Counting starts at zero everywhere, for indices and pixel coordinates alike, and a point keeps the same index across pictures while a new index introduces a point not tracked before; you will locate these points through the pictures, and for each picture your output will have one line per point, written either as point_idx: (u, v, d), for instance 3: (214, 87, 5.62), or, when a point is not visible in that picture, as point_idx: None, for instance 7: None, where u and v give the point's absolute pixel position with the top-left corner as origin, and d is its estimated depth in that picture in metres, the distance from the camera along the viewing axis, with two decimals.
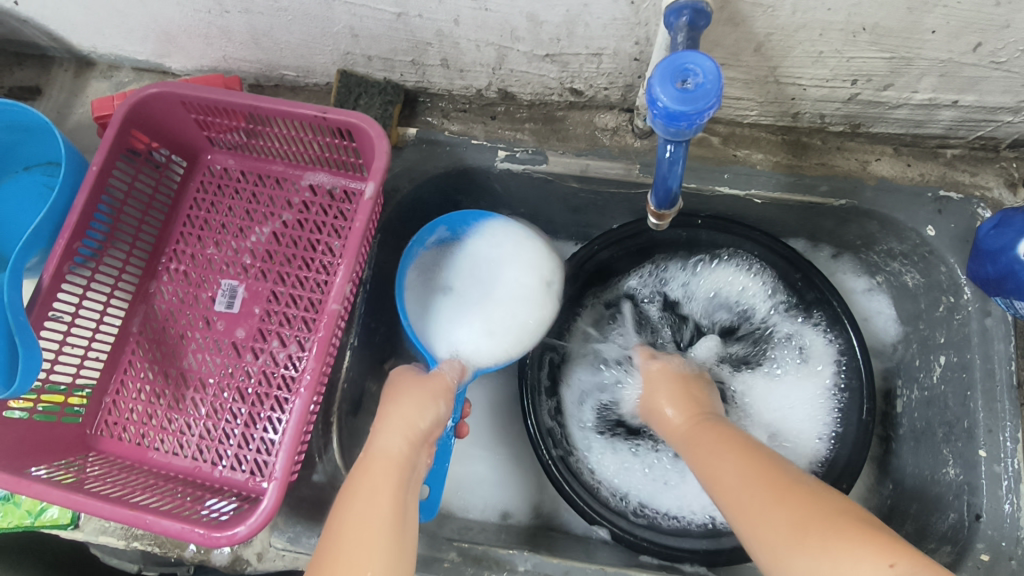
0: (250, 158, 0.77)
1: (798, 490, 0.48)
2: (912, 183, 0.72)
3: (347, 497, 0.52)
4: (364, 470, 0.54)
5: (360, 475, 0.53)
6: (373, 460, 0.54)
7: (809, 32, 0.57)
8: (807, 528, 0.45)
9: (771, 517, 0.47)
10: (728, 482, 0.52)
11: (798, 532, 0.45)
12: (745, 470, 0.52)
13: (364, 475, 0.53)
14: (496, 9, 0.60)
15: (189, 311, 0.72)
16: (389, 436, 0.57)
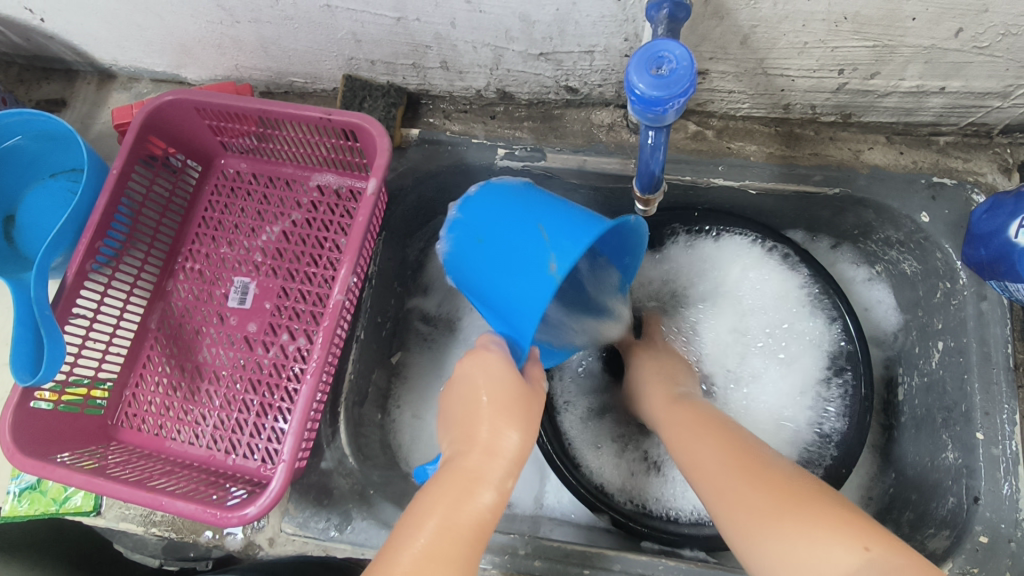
0: (261, 161, 0.80)
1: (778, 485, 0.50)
2: (905, 170, 0.73)
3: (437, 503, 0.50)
4: (462, 476, 0.52)
5: (460, 489, 0.51)
6: (469, 470, 0.52)
7: (792, 23, 0.59)
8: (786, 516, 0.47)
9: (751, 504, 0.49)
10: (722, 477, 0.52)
11: (772, 525, 0.47)
12: (737, 466, 0.52)
13: (466, 490, 0.51)
14: (490, 11, 0.63)
15: (203, 308, 0.75)
16: (477, 453, 0.53)
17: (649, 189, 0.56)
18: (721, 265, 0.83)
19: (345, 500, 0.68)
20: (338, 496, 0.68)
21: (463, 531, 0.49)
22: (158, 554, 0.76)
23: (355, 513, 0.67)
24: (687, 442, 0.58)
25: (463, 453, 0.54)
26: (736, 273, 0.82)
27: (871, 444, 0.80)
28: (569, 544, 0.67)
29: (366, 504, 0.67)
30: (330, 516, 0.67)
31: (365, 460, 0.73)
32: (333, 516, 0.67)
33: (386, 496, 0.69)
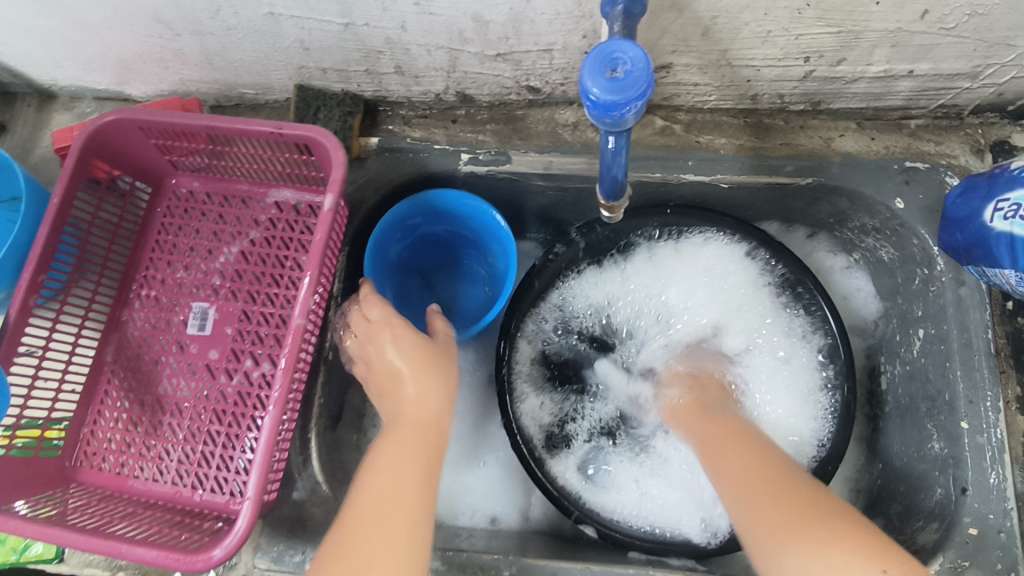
0: (214, 179, 0.77)
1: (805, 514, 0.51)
2: (877, 156, 0.71)
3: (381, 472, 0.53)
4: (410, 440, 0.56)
5: (426, 453, 0.56)
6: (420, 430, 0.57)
7: (754, 12, 0.57)
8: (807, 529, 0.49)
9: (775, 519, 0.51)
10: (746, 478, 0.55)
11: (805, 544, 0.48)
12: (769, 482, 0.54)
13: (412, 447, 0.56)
14: (441, 12, 0.60)
15: (161, 337, 0.72)
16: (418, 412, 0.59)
17: (612, 196, 0.53)
18: (704, 261, 0.80)
19: (320, 530, 0.65)
20: (313, 526, 0.65)
21: (424, 495, 0.53)
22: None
23: None
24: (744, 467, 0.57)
25: (398, 407, 0.59)
26: (640, 262, 0.81)
27: (856, 435, 0.79)
28: (555, 561, 0.64)
29: None
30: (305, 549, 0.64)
31: (341, 486, 0.70)
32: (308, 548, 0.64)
33: None
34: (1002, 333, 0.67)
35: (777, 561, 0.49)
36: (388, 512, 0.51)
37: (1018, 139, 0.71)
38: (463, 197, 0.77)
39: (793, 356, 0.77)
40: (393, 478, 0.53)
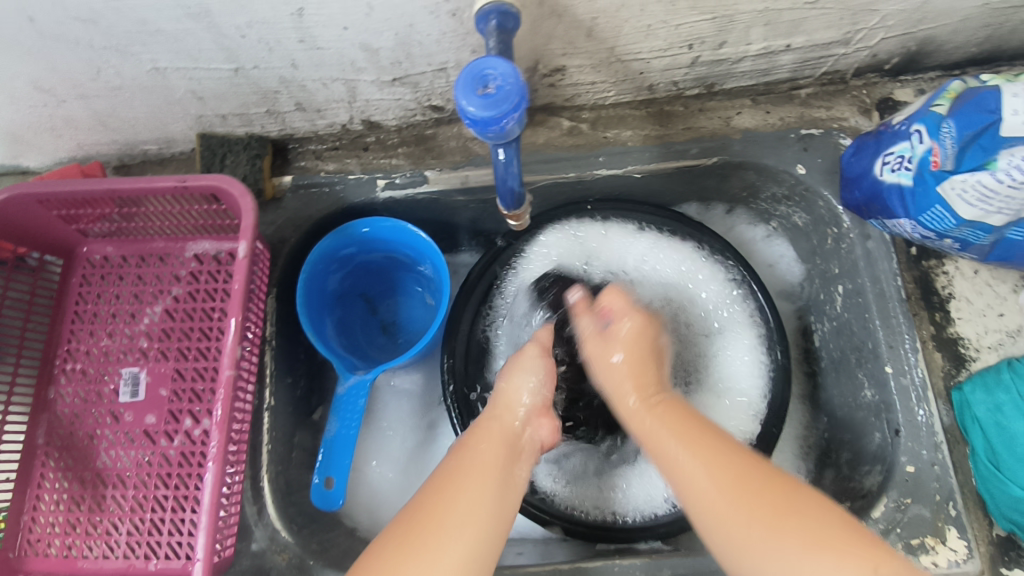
0: (129, 241, 0.75)
1: (771, 489, 0.50)
2: (775, 128, 0.74)
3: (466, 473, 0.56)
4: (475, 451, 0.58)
5: (487, 456, 0.58)
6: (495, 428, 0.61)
7: (629, 9, 0.59)
8: (784, 518, 0.48)
9: (738, 509, 0.49)
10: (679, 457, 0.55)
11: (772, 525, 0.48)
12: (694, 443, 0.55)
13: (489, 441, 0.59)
14: (328, 46, 0.61)
15: (94, 409, 0.70)
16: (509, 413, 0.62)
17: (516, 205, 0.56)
18: (630, 246, 0.80)
19: None
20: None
21: (492, 496, 0.55)
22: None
23: None
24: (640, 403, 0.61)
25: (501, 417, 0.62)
26: (575, 247, 0.80)
27: (800, 394, 0.82)
28: (522, 568, 0.65)
29: None
30: None
31: (302, 529, 0.69)
32: None
33: (327, 562, 0.66)
34: (911, 278, 0.69)
35: (744, 556, 0.48)
36: (443, 505, 0.53)
37: (900, 95, 0.75)
38: (385, 222, 0.78)
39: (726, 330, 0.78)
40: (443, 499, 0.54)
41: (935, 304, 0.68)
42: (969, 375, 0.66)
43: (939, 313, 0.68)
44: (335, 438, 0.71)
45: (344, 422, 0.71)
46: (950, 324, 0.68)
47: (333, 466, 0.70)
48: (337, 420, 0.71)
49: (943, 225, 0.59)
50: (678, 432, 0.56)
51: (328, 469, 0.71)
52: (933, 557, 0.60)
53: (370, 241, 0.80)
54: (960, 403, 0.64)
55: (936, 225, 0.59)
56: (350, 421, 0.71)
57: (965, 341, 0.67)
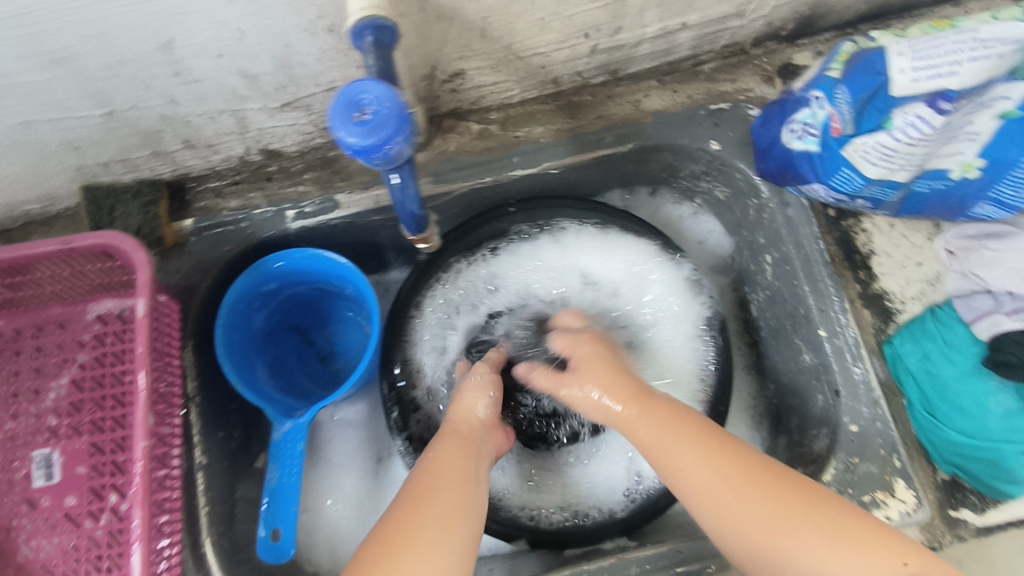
0: (20, 312, 0.69)
1: (789, 487, 0.51)
2: (684, 107, 0.74)
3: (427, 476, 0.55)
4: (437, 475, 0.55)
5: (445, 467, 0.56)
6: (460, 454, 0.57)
7: (518, 5, 0.57)
8: (802, 518, 0.49)
9: (760, 509, 0.50)
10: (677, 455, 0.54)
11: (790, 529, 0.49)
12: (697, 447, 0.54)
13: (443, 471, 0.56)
14: (205, 77, 0.56)
15: (6, 500, 0.64)
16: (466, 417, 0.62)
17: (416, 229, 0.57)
18: (562, 242, 0.78)
19: None
20: None
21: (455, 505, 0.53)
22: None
23: None
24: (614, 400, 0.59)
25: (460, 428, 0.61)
26: (511, 252, 0.78)
27: (744, 364, 0.83)
28: None
29: None
30: None
31: None
32: None
33: None
34: (833, 240, 0.70)
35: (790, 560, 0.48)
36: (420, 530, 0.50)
37: (800, 59, 0.75)
38: (298, 253, 0.73)
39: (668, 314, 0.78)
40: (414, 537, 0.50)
41: (857, 263, 0.69)
42: (897, 328, 0.67)
43: (862, 270, 0.69)
44: (278, 486, 0.67)
45: (285, 468, 0.68)
46: (874, 280, 0.69)
47: (282, 515, 0.66)
48: (278, 467, 0.68)
49: (851, 188, 0.60)
50: (682, 430, 0.55)
51: (274, 520, 0.66)
52: (885, 511, 0.61)
53: (286, 273, 0.75)
54: (893, 358, 0.65)
55: (845, 188, 0.60)
56: (292, 467, 0.68)
57: (890, 295, 0.68)
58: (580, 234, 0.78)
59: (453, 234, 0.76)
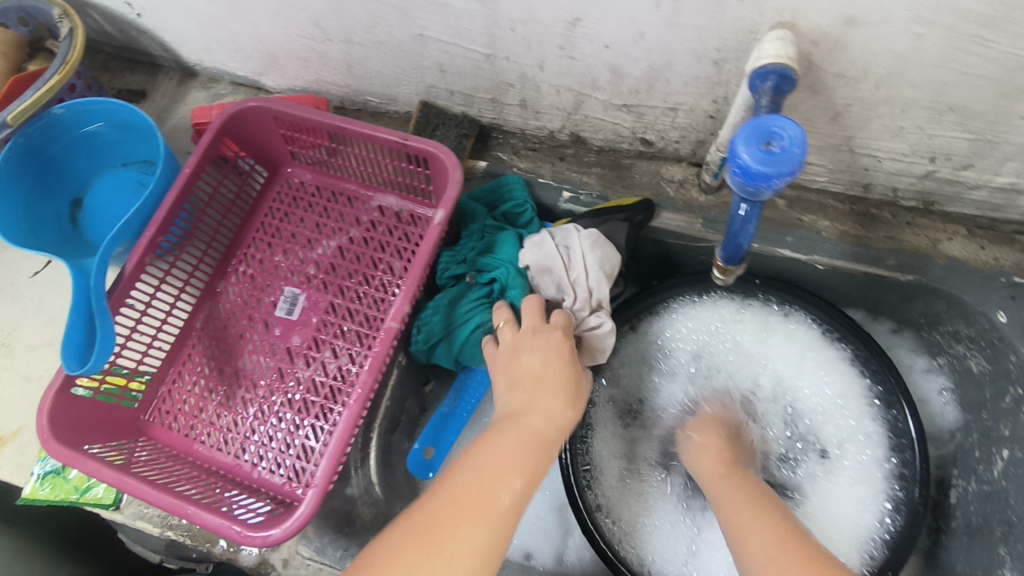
0: (326, 174, 0.80)
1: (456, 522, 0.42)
2: (985, 267, 0.70)
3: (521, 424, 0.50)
4: (501, 452, 0.47)
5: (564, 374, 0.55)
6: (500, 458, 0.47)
7: (891, 106, 0.57)
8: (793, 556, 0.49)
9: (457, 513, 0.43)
10: (757, 540, 0.52)
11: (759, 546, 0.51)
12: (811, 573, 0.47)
13: (499, 448, 0.48)
14: (581, 59, 0.62)
15: (250, 313, 0.75)
16: (548, 417, 0.51)
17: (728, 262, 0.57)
18: (789, 339, 0.77)
19: (367, 530, 0.65)
20: (360, 526, 0.66)
21: (503, 534, 0.43)
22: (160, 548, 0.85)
23: None
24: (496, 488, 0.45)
25: (520, 409, 0.52)
26: (727, 323, 0.79)
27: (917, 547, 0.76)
28: None
29: None
30: (350, 545, 0.64)
31: (391, 491, 0.71)
32: (353, 545, 0.64)
33: None
34: None
35: None
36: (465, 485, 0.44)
37: None
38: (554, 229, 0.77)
39: (862, 475, 0.73)
40: (458, 489, 0.44)
41: None
42: None
43: None
44: (451, 415, 0.71)
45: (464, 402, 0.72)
46: None
47: (431, 437, 0.71)
48: (459, 397, 0.72)
49: None
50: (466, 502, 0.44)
51: (432, 439, 0.71)
52: None
53: None
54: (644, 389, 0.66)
55: None
56: (469, 405, 0.72)
57: None
58: (818, 366, 0.76)
59: (692, 276, 0.78)
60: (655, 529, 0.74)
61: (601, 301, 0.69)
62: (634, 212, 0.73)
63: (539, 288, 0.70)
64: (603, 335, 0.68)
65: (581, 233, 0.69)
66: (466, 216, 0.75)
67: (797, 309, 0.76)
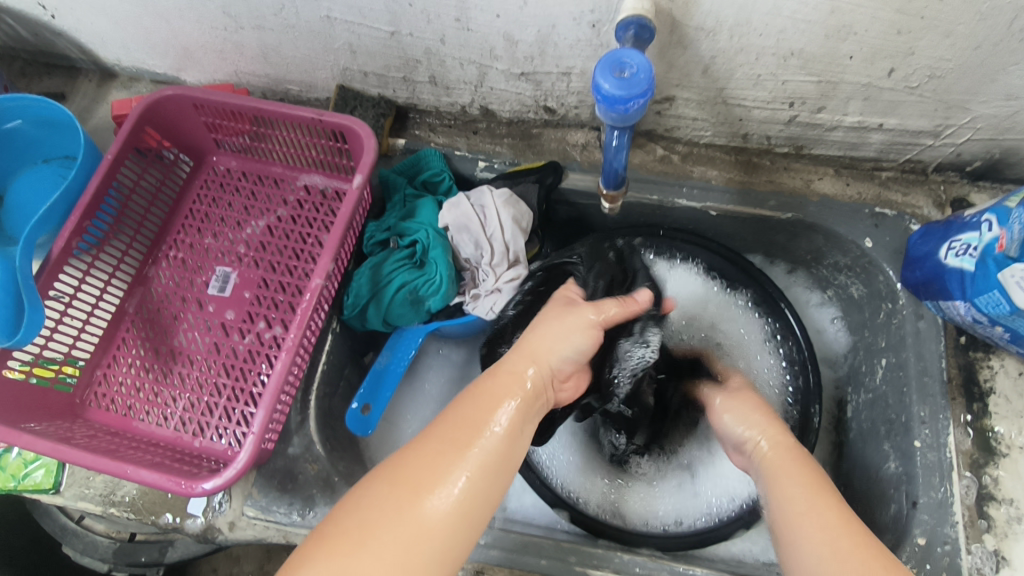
0: (251, 160, 0.83)
1: (361, 526, 0.44)
2: (852, 201, 0.79)
3: (476, 402, 0.52)
4: (471, 417, 0.51)
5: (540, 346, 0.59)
6: (466, 422, 0.50)
7: (747, 55, 0.66)
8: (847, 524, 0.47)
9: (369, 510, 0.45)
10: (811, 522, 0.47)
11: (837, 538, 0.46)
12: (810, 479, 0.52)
13: (485, 408, 0.52)
14: (477, 29, 0.68)
15: (183, 294, 0.77)
16: (520, 363, 0.57)
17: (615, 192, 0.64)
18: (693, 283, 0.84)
19: (310, 486, 0.68)
20: (303, 481, 0.68)
21: (488, 503, 0.48)
22: (109, 558, 0.85)
23: (319, 498, 0.67)
24: (435, 493, 0.46)
25: (510, 369, 0.56)
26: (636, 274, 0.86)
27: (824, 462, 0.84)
28: (529, 536, 0.69)
29: (329, 491, 0.68)
30: (294, 500, 0.67)
31: (333, 452, 0.73)
32: (296, 500, 0.67)
33: (350, 485, 0.70)
34: (955, 364, 0.71)
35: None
36: (419, 469, 0.47)
37: (975, 198, 0.78)
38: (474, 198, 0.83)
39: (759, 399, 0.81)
40: (432, 454, 0.48)
41: (973, 395, 0.70)
42: (997, 469, 0.67)
43: (977, 404, 0.70)
44: (385, 370, 0.76)
45: (395, 357, 0.77)
46: (986, 416, 0.69)
47: (365, 394, 0.74)
48: (389, 352, 0.77)
49: (997, 311, 0.63)
50: (378, 505, 0.45)
51: (368, 397, 0.75)
52: None
53: None
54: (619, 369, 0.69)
55: (990, 310, 0.63)
56: (399, 361, 0.77)
57: (997, 435, 0.68)
58: (718, 310, 0.83)
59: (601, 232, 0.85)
60: (574, 463, 0.79)
61: (517, 255, 0.76)
62: (544, 174, 0.79)
63: (458, 245, 0.76)
64: (521, 285, 0.75)
65: (496, 192, 0.74)
66: (389, 188, 0.81)
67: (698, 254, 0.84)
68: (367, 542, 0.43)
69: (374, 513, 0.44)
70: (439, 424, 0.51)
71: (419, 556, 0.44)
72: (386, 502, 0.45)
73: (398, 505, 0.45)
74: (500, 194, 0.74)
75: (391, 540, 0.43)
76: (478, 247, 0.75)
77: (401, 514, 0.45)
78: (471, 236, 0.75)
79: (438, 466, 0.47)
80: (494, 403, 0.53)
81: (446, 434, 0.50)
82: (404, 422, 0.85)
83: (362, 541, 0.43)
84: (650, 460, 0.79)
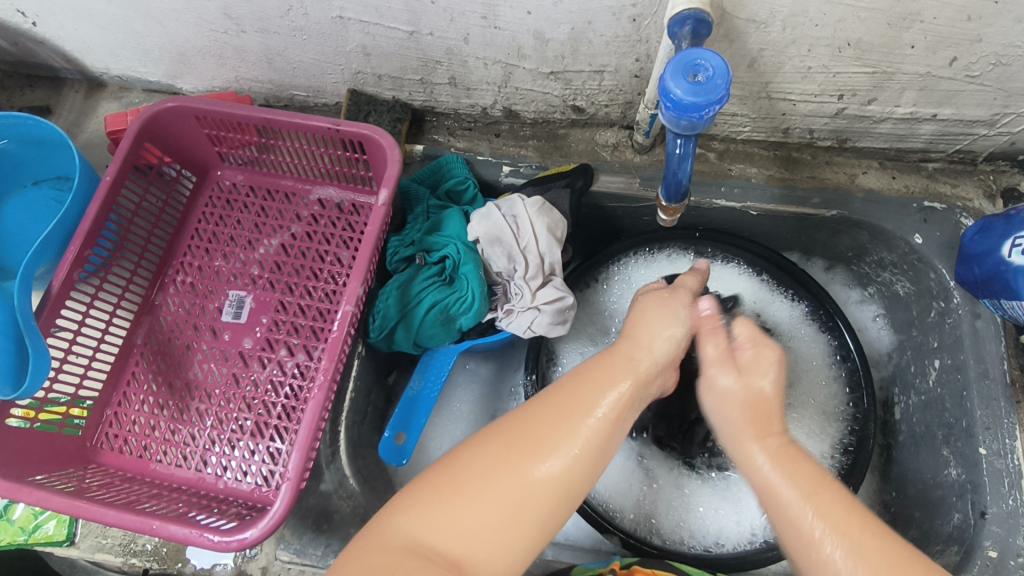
0: (259, 173, 0.78)
1: (477, 485, 0.45)
2: (898, 194, 0.75)
3: (589, 372, 0.50)
4: (575, 395, 0.48)
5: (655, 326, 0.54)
6: (574, 395, 0.48)
7: (798, 47, 0.61)
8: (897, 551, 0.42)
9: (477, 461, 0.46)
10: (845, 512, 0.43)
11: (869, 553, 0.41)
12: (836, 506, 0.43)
13: (594, 385, 0.49)
14: (505, 27, 0.63)
15: (194, 322, 0.72)
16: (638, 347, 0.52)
17: (671, 195, 0.60)
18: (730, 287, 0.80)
19: (346, 524, 0.64)
20: (339, 519, 0.65)
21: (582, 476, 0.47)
22: None
23: None
24: (541, 458, 0.45)
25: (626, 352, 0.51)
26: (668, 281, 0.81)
27: (873, 466, 0.81)
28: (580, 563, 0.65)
29: None
30: (331, 541, 0.63)
31: (365, 483, 0.69)
32: (333, 541, 0.63)
33: None
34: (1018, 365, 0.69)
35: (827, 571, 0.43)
36: (534, 432, 0.46)
37: None
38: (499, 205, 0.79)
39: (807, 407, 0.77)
40: (545, 428, 0.47)
41: None
42: None
43: None
44: (418, 396, 0.72)
45: (427, 381, 0.72)
46: None
47: (398, 422, 0.70)
48: (421, 377, 0.72)
49: None
50: (489, 469, 0.45)
51: (401, 425, 0.70)
52: None
53: None
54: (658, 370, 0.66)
55: None
56: (432, 386, 0.72)
57: None
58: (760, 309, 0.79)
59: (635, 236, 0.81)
60: (621, 482, 0.75)
61: (552, 266, 0.71)
62: (574, 178, 0.74)
63: (489, 258, 0.71)
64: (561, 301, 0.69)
65: (526, 200, 0.69)
66: (409, 198, 0.75)
67: (738, 255, 0.80)
68: (469, 502, 0.44)
69: (465, 477, 0.45)
70: (545, 395, 0.49)
71: (520, 510, 0.44)
72: (493, 465, 0.45)
73: (510, 460, 0.45)
74: (531, 203, 0.69)
75: (506, 498, 0.44)
76: (512, 259, 0.70)
77: (505, 481, 0.45)
78: (502, 247, 0.70)
79: (551, 430, 0.46)
80: (611, 377, 0.49)
81: (551, 402, 0.48)
82: (434, 443, 0.81)
83: (473, 500, 0.44)
84: (685, 478, 0.75)
